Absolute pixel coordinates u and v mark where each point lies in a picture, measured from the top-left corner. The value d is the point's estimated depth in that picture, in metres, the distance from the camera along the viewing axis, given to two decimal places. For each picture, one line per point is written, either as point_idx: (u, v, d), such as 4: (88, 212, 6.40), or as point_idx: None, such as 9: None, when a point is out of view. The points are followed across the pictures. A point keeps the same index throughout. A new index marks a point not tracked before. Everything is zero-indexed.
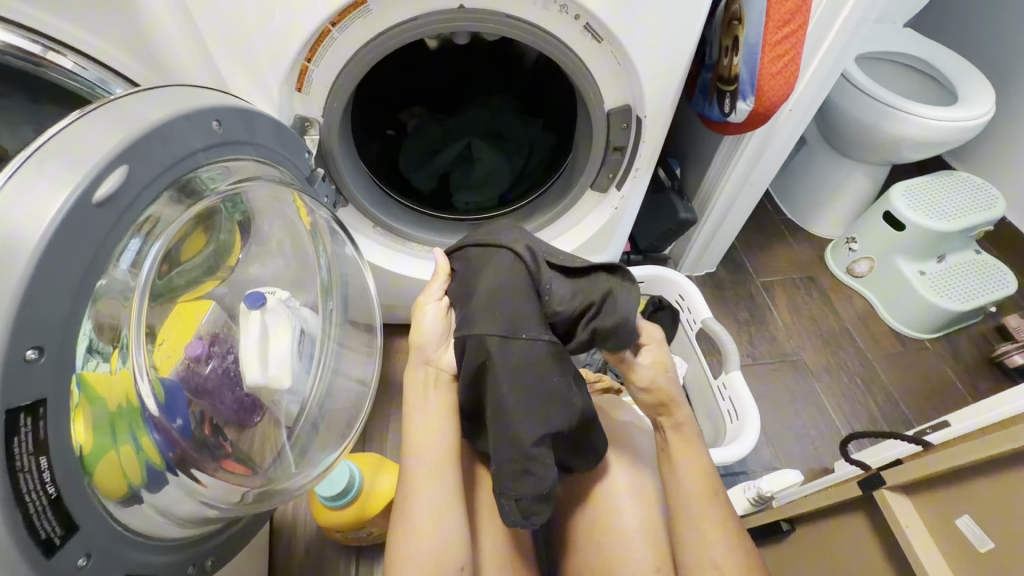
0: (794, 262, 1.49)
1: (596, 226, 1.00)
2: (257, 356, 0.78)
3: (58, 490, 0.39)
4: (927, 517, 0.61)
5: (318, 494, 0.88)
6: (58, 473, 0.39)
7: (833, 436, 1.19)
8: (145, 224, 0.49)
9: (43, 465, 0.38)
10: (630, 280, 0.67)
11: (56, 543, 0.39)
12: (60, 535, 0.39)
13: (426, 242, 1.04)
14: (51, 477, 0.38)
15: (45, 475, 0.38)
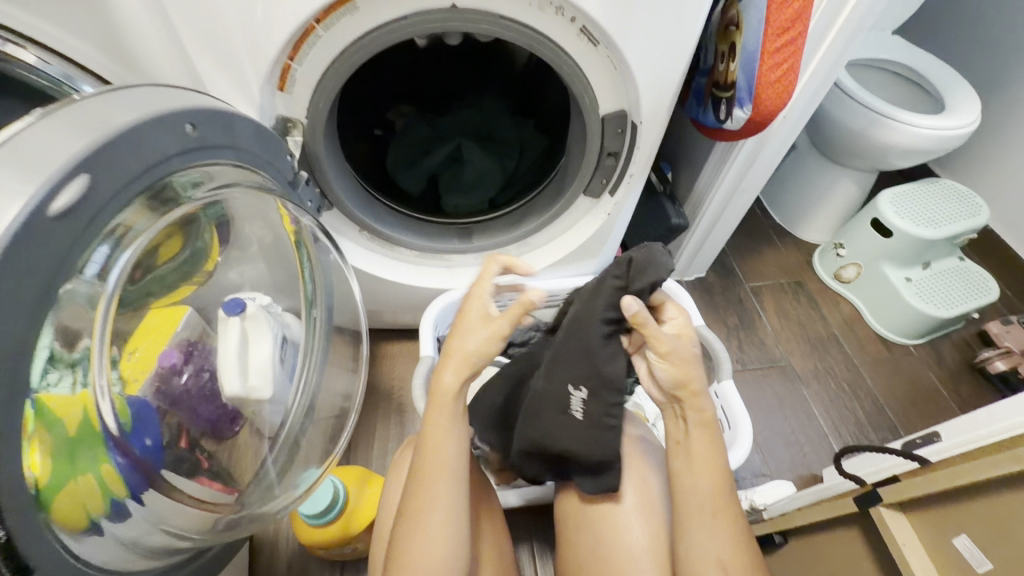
0: (783, 267, 1.50)
1: (588, 232, 0.98)
2: (236, 366, 0.75)
3: (9, 533, 0.35)
4: (924, 536, 0.60)
5: (301, 510, 0.85)
6: (10, 514, 0.35)
7: (822, 442, 1.19)
8: (114, 233, 0.46)
9: None
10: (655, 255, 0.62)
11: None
12: None
13: (414, 246, 1.01)
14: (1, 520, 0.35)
15: None
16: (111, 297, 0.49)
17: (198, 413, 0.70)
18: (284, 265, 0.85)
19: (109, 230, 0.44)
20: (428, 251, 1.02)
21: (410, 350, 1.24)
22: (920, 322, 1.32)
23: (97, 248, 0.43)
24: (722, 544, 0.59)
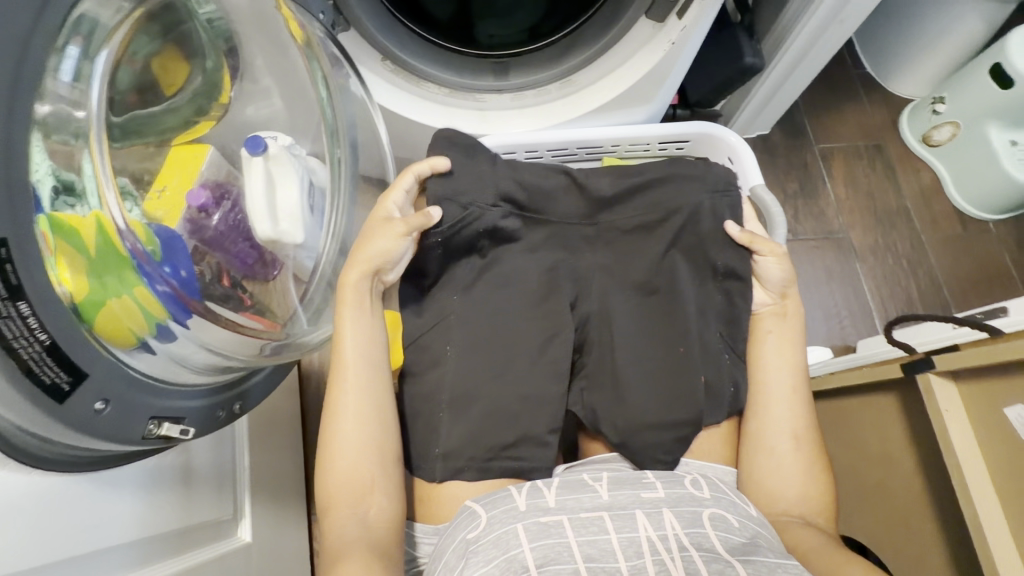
0: (862, 127, 1.31)
1: (643, 67, 0.85)
2: (265, 208, 0.73)
3: (52, 338, 0.38)
4: (969, 401, 0.58)
5: None
6: (46, 319, 0.38)
7: (862, 314, 1.17)
8: (76, 28, 0.41)
9: (25, 311, 0.36)
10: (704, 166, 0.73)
11: (65, 392, 0.39)
12: (67, 381, 0.39)
13: (456, 87, 0.91)
14: (39, 323, 0.37)
15: (30, 321, 0.37)
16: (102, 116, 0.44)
17: (237, 256, 0.72)
18: (302, 97, 0.80)
19: (69, 23, 0.40)
20: (459, 89, 0.92)
21: None
22: (1008, 193, 1.17)
23: (59, 38, 0.39)
24: (793, 418, 0.65)
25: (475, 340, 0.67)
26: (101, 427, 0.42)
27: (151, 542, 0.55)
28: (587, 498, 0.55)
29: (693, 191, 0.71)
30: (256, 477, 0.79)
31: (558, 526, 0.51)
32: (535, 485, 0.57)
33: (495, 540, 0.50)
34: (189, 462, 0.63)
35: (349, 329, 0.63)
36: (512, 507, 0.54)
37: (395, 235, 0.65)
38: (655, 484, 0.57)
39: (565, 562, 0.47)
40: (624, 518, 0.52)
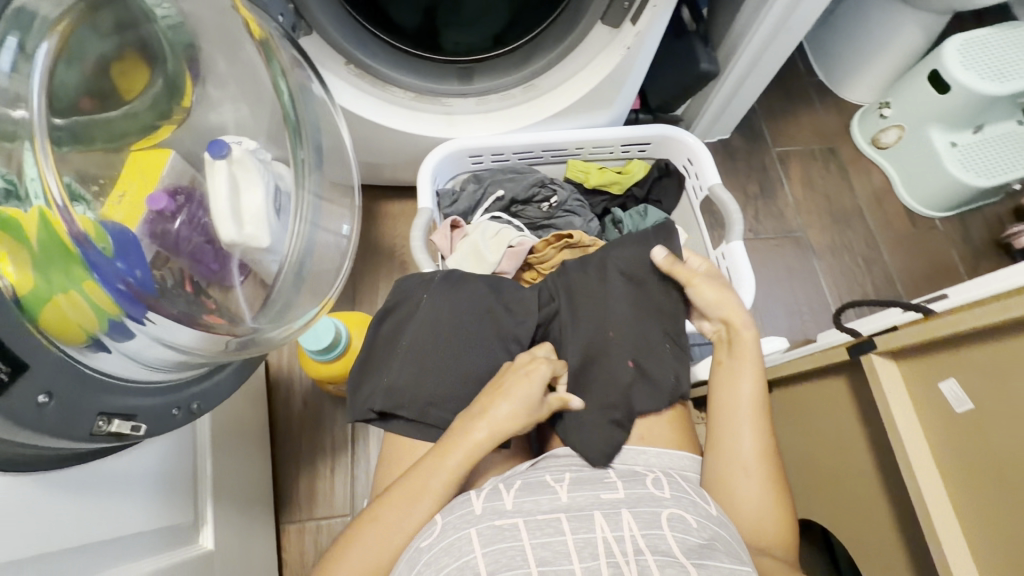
0: (816, 132, 1.38)
1: (600, 72, 0.88)
2: (229, 212, 0.72)
3: None
4: (915, 393, 0.60)
5: (306, 350, 0.80)
6: None
7: (822, 309, 1.21)
8: (13, 18, 0.42)
9: None
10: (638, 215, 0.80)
11: (3, 382, 0.38)
12: (6, 373, 0.38)
13: (422, 92, 0.93)
14: None
15: None
16: (44, 114, 0.45)
17: (201, 261, 0.70)
18: (264, 99, 0.80)
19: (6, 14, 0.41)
20: (424, 93, 0.94)
21: (409, 208, 1.21)
22: (952, 192, 1.23)
23: None
24: (753, 453, 0.65)
25: (440, 333, 0.65)
26: (47, 422, 0.41)
27: (101, 546, 0.53)
28: (546, 499, 0.54)
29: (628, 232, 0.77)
30: (221, 484, 0.78)
31: (513, 529, 0.50)
32: (495, 488, 0.57)
33: (448, 547, 0.50)
34: (150, 467, 0.61)
35: (510, 408, 0.59)
36: (468, 511, 0.53)
37: (504, 421, 0.58)
38: (615, 484, 0.56)
39: (518, 567, 0.46)
40: (582, 518, 0.52)
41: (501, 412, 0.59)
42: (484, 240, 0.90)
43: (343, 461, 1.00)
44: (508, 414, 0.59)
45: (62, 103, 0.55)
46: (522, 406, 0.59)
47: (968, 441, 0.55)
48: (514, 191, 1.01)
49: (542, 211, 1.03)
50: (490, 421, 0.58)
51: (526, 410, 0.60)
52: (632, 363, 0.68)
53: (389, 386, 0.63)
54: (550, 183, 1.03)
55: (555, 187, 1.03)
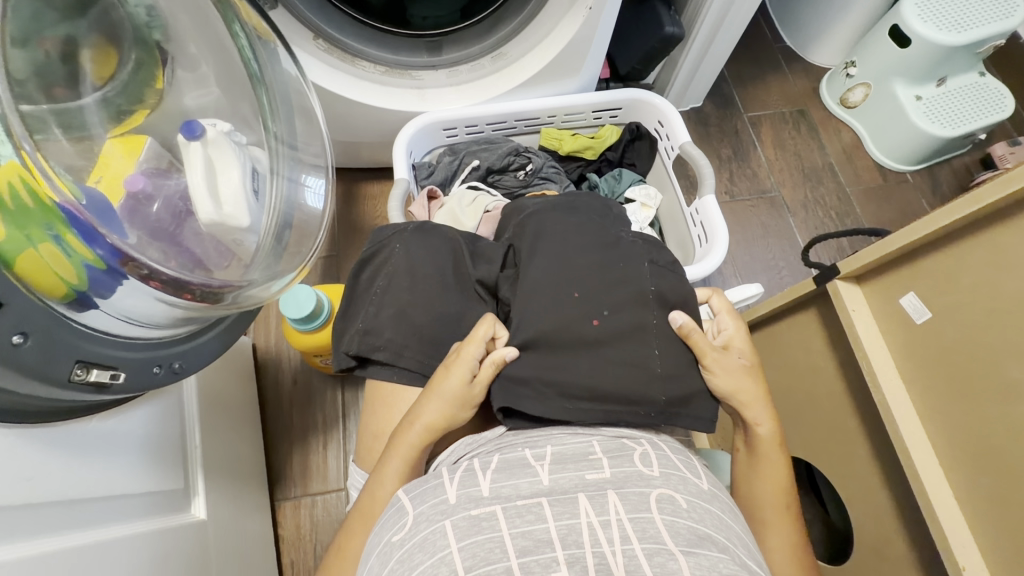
0: (786, 96, 1.40)
1: (564, 35, 0.89)
2: (207, 192, 0.71)
3: None
4: (873, 305, 0.66)
5: (288, 319, 0.81)
6: None
7: (800, 265, 1.23)
8: None
9: None
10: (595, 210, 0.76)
11: None
12: None
13: (392, 67, 0.95)
14: None
15: None
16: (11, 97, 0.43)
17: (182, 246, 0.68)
18: (230, 74, 0.79)
19: None
20: (395, 67, 0.95)
21: (388, 188, 1.22)
22: (920, 145, 1.26)
23: None
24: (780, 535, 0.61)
25: (414, 284, 0.66)
26: (23, 359, 0.43)
27: (90, 504, 0.54)
28: (526, 483, 0.44)
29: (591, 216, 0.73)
30: (210, 458, 0.78)
31: (491, 518, 0.40)
32: (471, 469, 0.46)
33: (420, 544, 0.40)
34: (139, 433, 0.62)
35: (432, 405, 0.56)
36: (441, 501, 0.43)
37: (443, 409, 0.56)
38: (601, 462, 0.47)
39: (497, 562, 0.37)
40: (566, 502, 0.42)
41: (437, 404, 0.56)
42: (461, 207, 0.93)
43: (335, 436, 1.01)
44: (444, 404, 0.56)
45: (37, 88, 0.55)
46: (456, 396, 0.56)
47: (923, 340, 0.60)
48: (489, 161, 1.03)
49: (519, 179, 1.05)
50: (428, 414, 0.56)
51: (455, 404, 0.56)
52: (598, 321, 0.59)
53: (368, 326, 0.64)
54: (524, 152, 1.05)
55: (529, 155, 1.04)
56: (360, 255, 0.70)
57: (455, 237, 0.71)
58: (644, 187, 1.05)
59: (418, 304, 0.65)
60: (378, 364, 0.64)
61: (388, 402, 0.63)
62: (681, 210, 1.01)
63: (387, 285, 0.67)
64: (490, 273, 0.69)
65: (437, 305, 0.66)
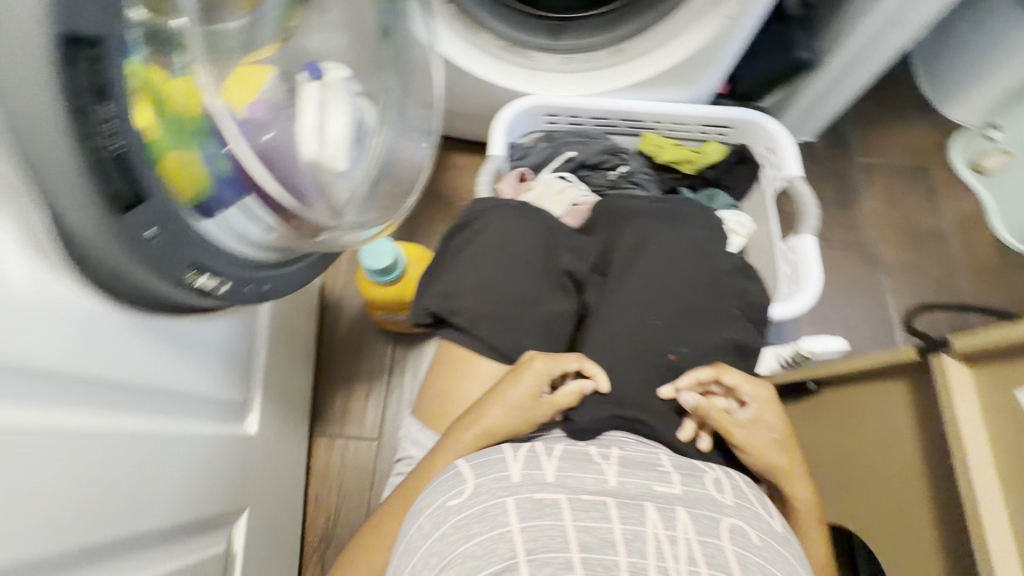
0: (909, 148, 1.29)
1: (695, 42, 0.87)
2: (314, 128, 0.70)
3: (126, 158, 0.40)
4: (983, 392, 0.59)
5: (365, 268, 0.83)
6: (126, 139, 0.40)
7: (883, 329, 1.15)
8: None
9: (114, 126, 0.39)
10: (698, 226, 0.73)
11: (127, 201, 0.41)
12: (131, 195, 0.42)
13: (509, 45, 0.94)
14: (122, 141, 0.40)
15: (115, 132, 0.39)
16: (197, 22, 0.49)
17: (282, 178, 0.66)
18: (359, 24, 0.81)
19: None
20: (512, 44, 0.94)
21: (477, 161, 1.23)
22: None
23: None
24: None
25: (500, 255, 0.67)
26: (152, 251, 0.44)
27: (169, 398, 0.58)
28: (592, 479, 0.45)
29: (691, 231, 0.71)
30: (268, 381, 0.82)
31: (555, 506, 0.42)
32: (535, 452, 0.48)
33: (480, 515, 0.42)
34: (219, 342, 0.66)
35: (499, 407, 0.56)
36: (504, 477, 0.45)
37: (512, 415, 0.56)
38: (672, 477, 0.46)
39: (559, 551, 0.39)
40: (632, 507, 0.43)
41: (503, 405, 0.56)
42: (549, 194, 0.94)
43: (377, 389, 1.04)
44: (510, 408, 0.56)
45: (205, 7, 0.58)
46: (529, 405, 0.56)
47: None
48: (584, 155, 1.01)
49: (609, 179, 1.02)
50: (495, 416, 0.56)
51: (522, 411, 0.56)
52: (674, 356, 0.60)
53: (449, 290, 0.65)
54: (621, 153, 1.02)
55: (625, 157, 1.02)
56: (456, 221, 0.71)
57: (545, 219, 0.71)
58: (737, 212, 1.00)
59: (501, 279, 0.65)
60: (453, 328, 0.65)
61: (454, 367, 0.65)
62: (772, 244, 0.96)
63: (471, 250, 0.68)
64: (579, 264, 0.68)
65: (518, 283, 0.65)
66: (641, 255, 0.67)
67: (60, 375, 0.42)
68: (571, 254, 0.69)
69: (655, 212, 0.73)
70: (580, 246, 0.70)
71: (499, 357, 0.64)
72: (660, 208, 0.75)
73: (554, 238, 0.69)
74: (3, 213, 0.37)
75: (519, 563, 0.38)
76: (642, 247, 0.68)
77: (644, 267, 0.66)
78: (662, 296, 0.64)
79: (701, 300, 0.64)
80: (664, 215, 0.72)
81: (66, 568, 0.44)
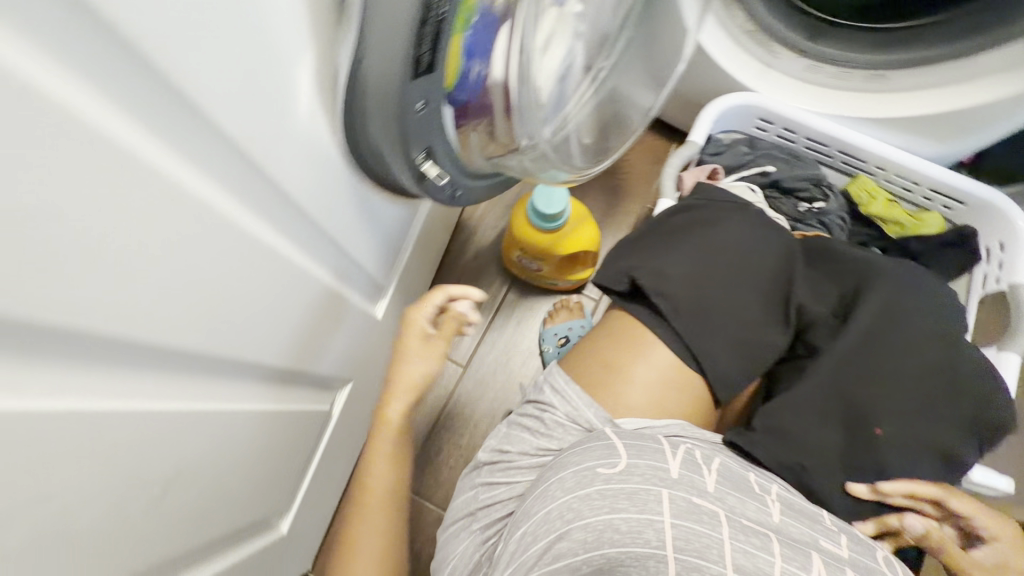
0: None
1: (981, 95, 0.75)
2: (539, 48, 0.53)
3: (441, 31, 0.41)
4: None
5: (531, 207, 0.82)
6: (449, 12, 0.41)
7: None
8: None
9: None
10: (948, 307, 0.61)
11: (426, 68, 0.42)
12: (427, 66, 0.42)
13: (759, 30, 0.85)
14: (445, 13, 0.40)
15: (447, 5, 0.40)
16: None
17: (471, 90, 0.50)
18: None
19: None
20: (762, 31, 0.85)
21: None
22: None
23: None
24: None
25: (713, 253, 0.63)
26: (413, 123, 0.46)
27: (349, 264, 0.61)
28: (753, 506, 0.48)
29: (940, 311, 0.60)
30: (403, 278, 0.85)
31: (713, 517, 0.46)
32: (694, 457, 0.51)
33: (636, 495, 0.46)
34: (396, 228, 0.69)
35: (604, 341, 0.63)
36: (663, 469, 0.48)
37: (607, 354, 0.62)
38: (837, 537, 0.48)
39: (713, 563, 0.43)
40: (797, 551, 0.45)
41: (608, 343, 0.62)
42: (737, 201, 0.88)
43: (481, 321, 1.06)
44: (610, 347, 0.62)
45: None
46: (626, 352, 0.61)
47: None
48: (784, 175, 0.93)
49: (798, 210, 0.93)
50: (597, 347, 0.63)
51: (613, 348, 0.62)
52: (878, 431, 0.55)
53: (662, 271, 0.62)
54: (825, 187, 0.93)
55: (828, 192, 0.92)
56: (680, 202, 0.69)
57: (770, 236, 0.65)
58: None
59: (707, 276, 0.61)
60: (650, 309, 0.62)
61: (622, 339, 0.62)
62: None
63: (687, 238, 0.64)
64: (804, 295, 0.61)
65: (724, 289, 0.61)
66: (883, 313, 0.58)
67: (294, 205, 0.44)
68: (806, 288, 0.62)
69: (911, 275, 0.62)
70: (821, 287, 0.62)
71: (686, 356, 0.60)
72: (916, 272, 0.63)
73: (777, 258, 0.63)
74: (330, 38, 0.40)
75: (669, 556, 0.43)
76: (887, 306, 0.58)
77: (882, 330, 0.57)
78: (890, 368, 0.56)
79: (907, 383, 0.56)
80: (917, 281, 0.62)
81: (234, 376, 0.48)
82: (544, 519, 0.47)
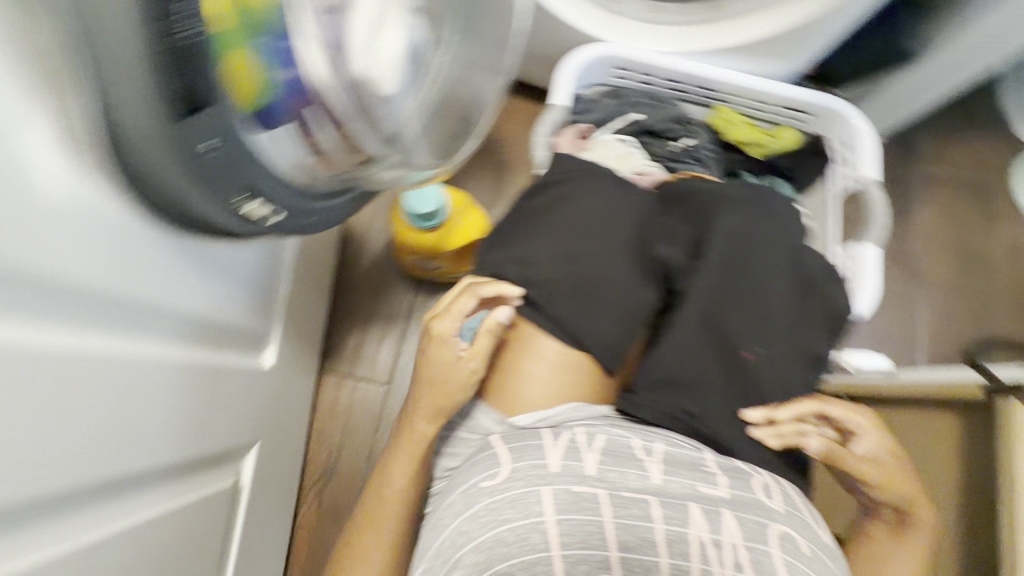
0: (976, 164, 1.22)
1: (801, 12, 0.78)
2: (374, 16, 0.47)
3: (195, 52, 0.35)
4: None
5: (407, 210, 0.77)
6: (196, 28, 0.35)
7: (907, 346, 1.14)
8: None
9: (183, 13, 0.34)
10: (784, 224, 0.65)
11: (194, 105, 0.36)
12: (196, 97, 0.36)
13: None
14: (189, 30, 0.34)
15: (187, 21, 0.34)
16: None
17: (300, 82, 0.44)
18: None
19: None
20: None
21: None
22: None
23: None
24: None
25: (573, 229, 0.63)
26: (209, 166, 0.38)
27: (194, 329, 0.53)
28: (634, 475, 0.48)
29: (780, 225, 0.64)
30: (289, 316, 0.78)
31: (593, 500, 0.46)
32: (575, 442, 0.50)
33: (515, 500, 0.46)
34: (248, 273, 0.61)
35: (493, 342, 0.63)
36: (543, 465, 0.48)
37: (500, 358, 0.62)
38: (716, 481, 0.49)
39: (596, 549, 0.44)
40: (675, 507, 0.46)
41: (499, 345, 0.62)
42: (609, 155, 0.87)
43: (393, 333, 1.00)
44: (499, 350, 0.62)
45: None
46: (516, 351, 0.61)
47: None
48: (650, 120, 0.94)
49: (670, 150, 0.94)
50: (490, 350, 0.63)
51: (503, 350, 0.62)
52: (749, 355, 0.59)
53: (525, 257, 0.63)
54: (687, 124, 0.95)
55: (691, 129, 0.94)
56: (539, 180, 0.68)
57: (620, 199, 0.66)
58: None
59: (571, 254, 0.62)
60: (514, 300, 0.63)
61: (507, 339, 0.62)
62: (829, 247, 0.91)
63: (543, 220, 0.65)
64: (664, 250, 0.63)
65: (590, 262, 0.62)
66: (730, 246, 0.61)
67: (79, 290, 0.36)
68: (662, 241, 0.64)
69: (744, 198, 0.65)
70: (675, 228, 0.64)
71: (569, 339, 0.60)
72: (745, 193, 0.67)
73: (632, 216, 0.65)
74: (48, 103, 0.32)
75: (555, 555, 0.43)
76: (732, 239, 0.61)
77: (730, 261, 0.60)
78: (738, 297, 0.60)
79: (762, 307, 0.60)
80: (753, 198, 0.65)
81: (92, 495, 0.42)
82: (440, 550, 0.47)
